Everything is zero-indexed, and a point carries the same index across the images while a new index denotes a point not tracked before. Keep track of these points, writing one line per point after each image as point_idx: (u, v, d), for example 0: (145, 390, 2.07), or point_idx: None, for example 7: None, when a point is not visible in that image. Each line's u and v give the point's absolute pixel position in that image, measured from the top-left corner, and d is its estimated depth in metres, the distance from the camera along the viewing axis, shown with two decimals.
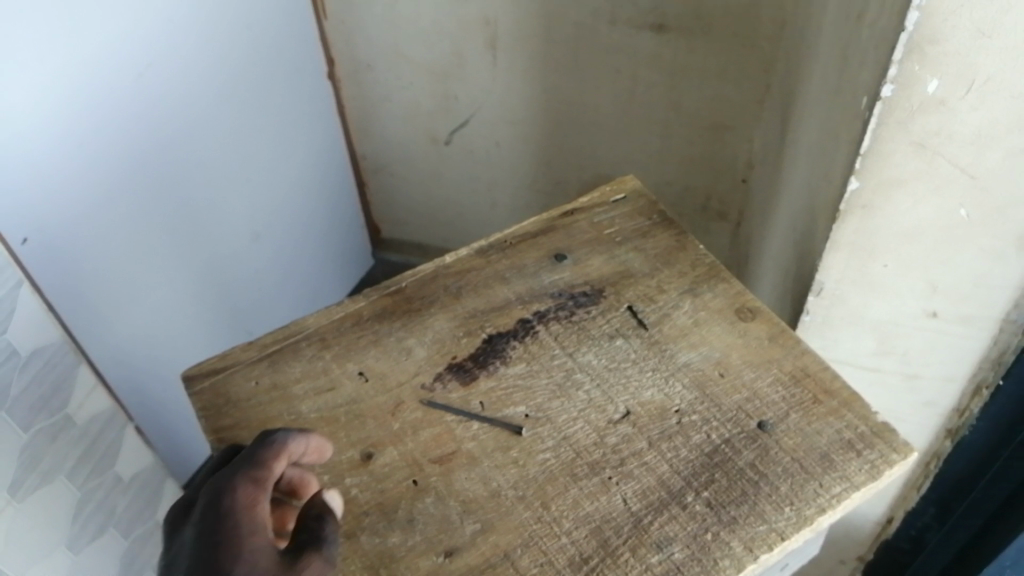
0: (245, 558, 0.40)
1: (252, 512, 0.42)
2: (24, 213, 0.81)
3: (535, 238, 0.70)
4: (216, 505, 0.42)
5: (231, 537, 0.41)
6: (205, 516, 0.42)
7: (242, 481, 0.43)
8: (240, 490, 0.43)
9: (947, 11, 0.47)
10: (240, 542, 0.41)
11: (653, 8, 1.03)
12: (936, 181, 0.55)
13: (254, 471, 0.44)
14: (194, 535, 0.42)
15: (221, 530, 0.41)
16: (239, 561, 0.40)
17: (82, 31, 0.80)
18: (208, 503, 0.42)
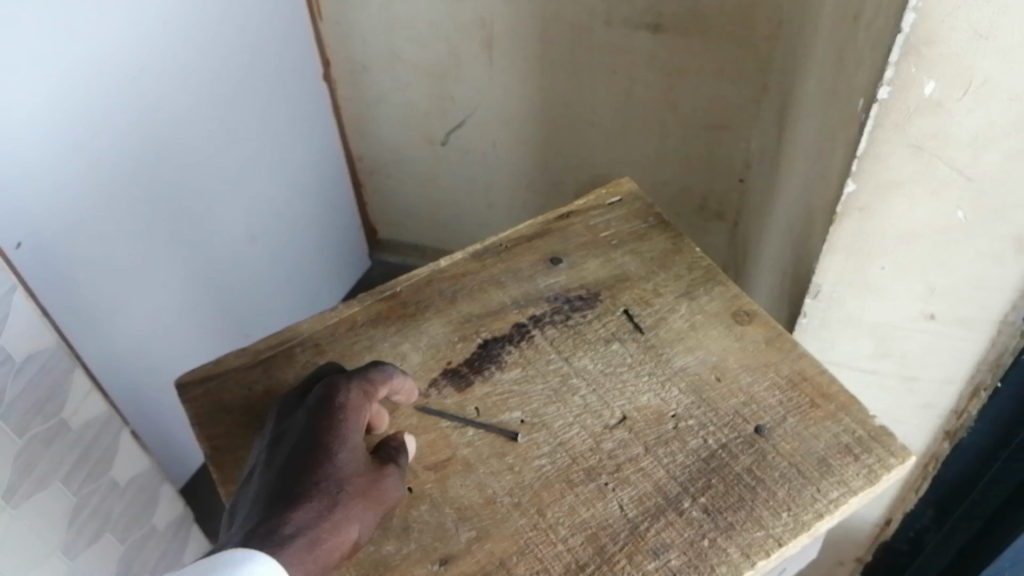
0: (337, 467, 0.47)
1: (359, 412, 0.50)
2: (17, 217, 0.80)
3: (531, 241, 0.70)
4: (331, 398, 0.50)
5: (337, 425, 0.49)
6: (319, 405, 0.50)
7: (357, 385, 0.52)
8: (353, 391, 0.51)
9: (944, 13, 0.47)
10: (345, 432, 0.49)
11: (649, 9, 1.03)
12: (933, 183, 0.55)
13: (366, 380, 0.52)
14: (306, 417, 0.50)
15: (331, 418, 0.49)
16: (340, 447, 0.48)
17: (75, 33, 0.80)
18: (326, 394, 0.51)
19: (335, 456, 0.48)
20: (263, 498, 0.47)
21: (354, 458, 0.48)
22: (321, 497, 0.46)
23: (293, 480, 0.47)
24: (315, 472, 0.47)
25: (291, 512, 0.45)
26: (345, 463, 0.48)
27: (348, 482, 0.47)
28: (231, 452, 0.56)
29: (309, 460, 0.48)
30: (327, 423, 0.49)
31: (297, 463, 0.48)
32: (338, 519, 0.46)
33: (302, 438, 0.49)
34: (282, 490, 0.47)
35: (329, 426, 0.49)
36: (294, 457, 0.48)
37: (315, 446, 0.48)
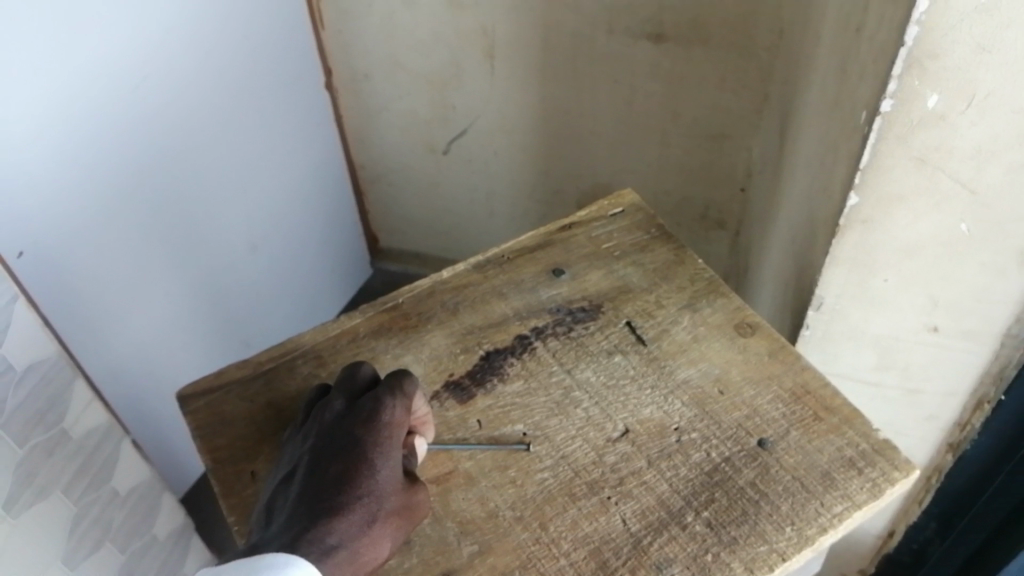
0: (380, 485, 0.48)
1: (401, 427, 0.51)
2: (19, 226, 0.80)
3: (533, 252, 0.69)
4: (375, 412, 0.51)
5: (380, 441, 0.49)
6: (364, 416, 0.50)
7: (400, 397, 0.52)
8: (396, 404, 0.51)
9: (946, 26, 0.47)
10: (388, 450, 0.49)
11: (651, 18, 1.03)
12: (936, 196, 0.55)
13: (406, 395, 0.52)
14: (348, 427, 0.50)
15: (375, 432, 0.50)
16: (383, 464, 0.49)
17: (77, 41, 0.80)
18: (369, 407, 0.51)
19: (376, 472, 0.48)
20: (302, 505, 0.47)
21: (394, 475, 0.49)
22: (363, 514, 0.47)
23: (336, 493, 0.47)
24: (358, 487, 0.47)
25: (335, 526, 0.45)
26: (386, 481, 0.48)
27: (388, 498, 0.48)
28: (232, 465, 0.56)
29: (353, 474, 0.48)
30: (370, 437, 0.49)
31: (339, 475, 0.48)
32: (378, 535, 0.47)
33: (344, 449, 0.49)
34: (323, 502, 0.47)
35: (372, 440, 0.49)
36: (337, 468, 0.48)
37: (358, 460, 0.48)
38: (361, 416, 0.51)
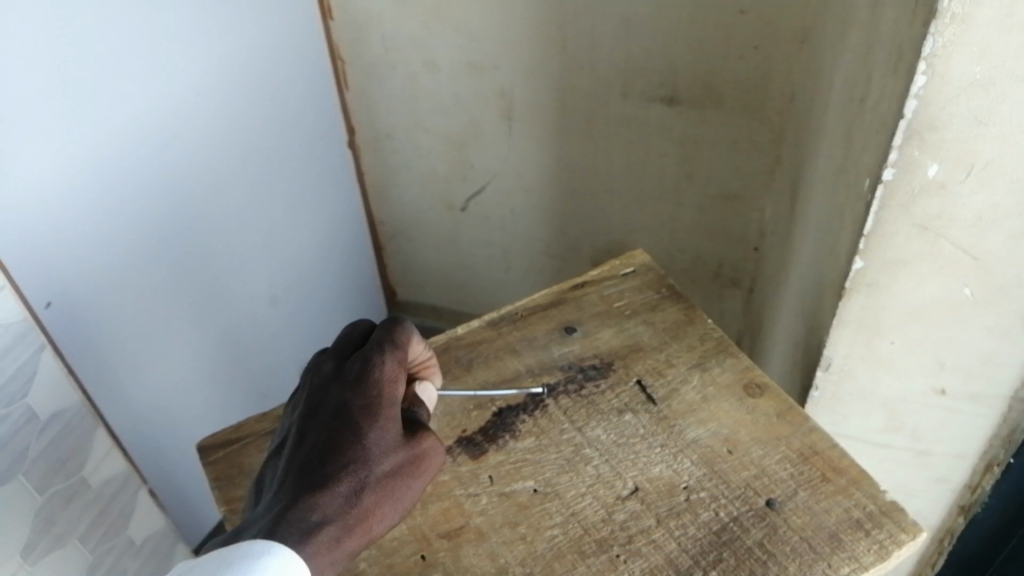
0: (371, 448, 0.50)
1: (390, 388, 0.53)
2: (50, 278, 0.82)
3: (546, 310, 0.71)
4: (363, 378, 0.53)
5: (368, 404, 0.52)
6: (354, 381, 0.53)
7: (389, 358, 0.55)
8: (383, 368, 0.54)
9: (944, 99, 0.49)
10: (378, 412, 0.52)
11: (664, 82, 1.06)
12: (939, 262, 0.56)
13: (396, 354, 0.55)
14: (338, 394, 0.53)
15: (363, 395, 0.52)
16: (372, 427, 0.51)
17: (109, 101, 0.83)
18: (358, 372, 0.54)
19: (366, 435, 0.50)
20: (292, 478, 0.49)
21: (386, 438, 0.51)
22: (352, 481, 0.49)
23: (324, 461, 0.49)
24: (347, 452, 0.50)
25: (321, 496, 0.48)
26: (377, 443, 0.50)
27: (381, 461, 0.50)
28: None
29: (341, 441, 0.50)
30: (358, 402, 0.52)
31: (328, 442, 0.50)
32: (371, 496, 0.49)
33: (333, 417, 0.52)
34: (312, 470, 0.49)
35: (359, 404, 0.52)
36: (326, 434, 0.51)
37: (347, 426, 0.51)
38: (348, 383, 0.53)
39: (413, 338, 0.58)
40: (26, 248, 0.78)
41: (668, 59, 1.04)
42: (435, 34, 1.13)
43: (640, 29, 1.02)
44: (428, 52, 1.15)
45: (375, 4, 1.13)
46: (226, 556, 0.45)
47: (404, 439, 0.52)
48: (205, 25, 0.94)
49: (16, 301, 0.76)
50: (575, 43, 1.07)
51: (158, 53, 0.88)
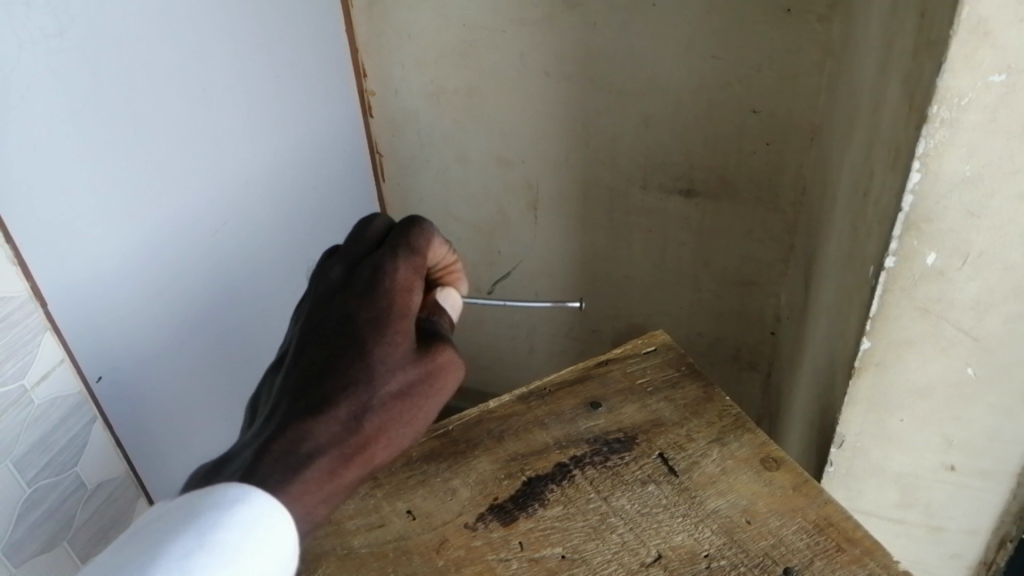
0: (375, 367, 0.53)
1: (400, 300, 0.56)
2: (104, 353, 0.86)
3: (572, 386, 0.75)
4: (372, 290, 0.56)
5: (375, 324, 0.54)
6: (364, 296, 0.56)
7: (401, 265, 0.57)
8: (394, 276, 0.56)
9: (938, 195, 0.54)
10: (385, 330, 0.54)
11: (682, 175, 1.12)
12: (942, 343, 0.60)
13: (409, 268, 0.57)
14: (345, 307, 0.56)
15: (371, 314, 0.55)
16: (378, 349, 0.53)
17: (170, 189, 0.89)
18: (368, 282, 0.56)
19: (370, 356, 0.53)
20: (295, 392, 0.53)
21: (391, 358, 0.54)
22: (354, 404, 0.52)
23: (329, 374, 0.53)
24: (352, 368, 0.53)
25: (323, 417, 0.51)
26: (381, 363, 0.53)
27: (385, 381, 0.53)
28: None
29: (347, 360, 0.53)
30: (365, 316, 0.55)
31: (334, 357, 0.53)
32: (376, 417, 0.52)
33: (340, 331, 0.54)
34: (316, 385, 0.52)
35: (367, 318, 0.55)
36: (332, 347, 0.54)
37: (355, 340, 0.54)
38: (356, 293, 0.56)
39: (433, 242, 0.59)
40: (86, 325, 0.83)
41: (686, 154, 1.10)
42: (468, 130, 1.21)
43: (660, 127, 1.09)
44: (459, 146, 1.23)
45: (411, 103, 1.22)
46: (197, 510, 0.48)
47: (414, 355, 0.55)
48: (259, 121, 1.02)
49: (74, 377, 0.82)
50: (598, 139, 1.14)
51: (214, 144, 0.94)
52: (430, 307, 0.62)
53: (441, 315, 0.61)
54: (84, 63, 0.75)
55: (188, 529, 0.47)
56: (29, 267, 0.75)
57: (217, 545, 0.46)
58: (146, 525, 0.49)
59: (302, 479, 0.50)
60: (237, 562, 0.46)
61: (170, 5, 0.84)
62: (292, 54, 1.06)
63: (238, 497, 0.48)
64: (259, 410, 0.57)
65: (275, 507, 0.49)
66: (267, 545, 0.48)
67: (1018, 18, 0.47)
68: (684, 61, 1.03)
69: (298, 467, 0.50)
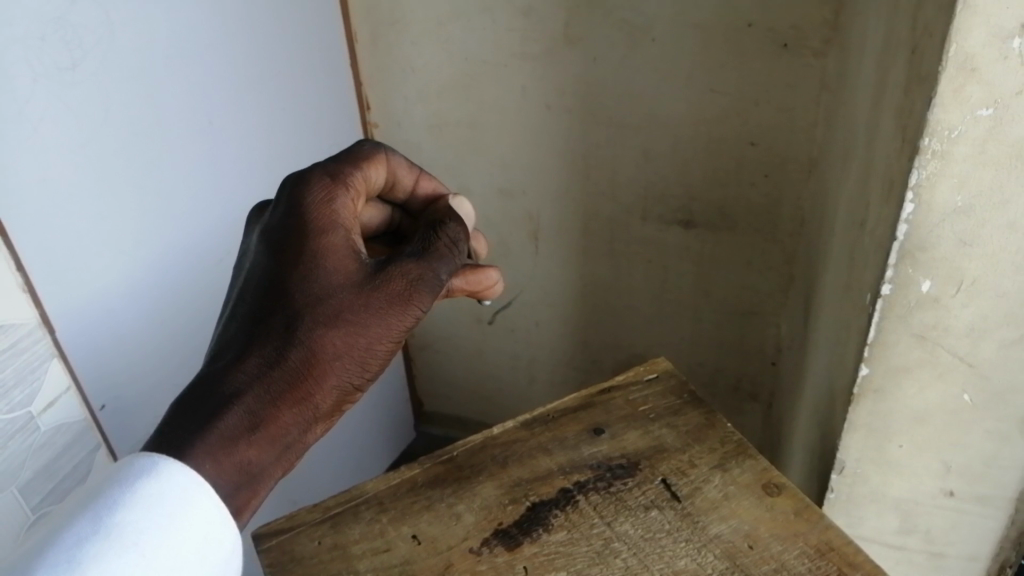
0: (304, 301, 0.51)
1: (322, 217, 0.53)
2: (109, 380, 0.86)
3: (575, 413, 0.77)
4: (290, 213, 0.54)
5: (297, 257, 0.52)
6: (283, 231, 0.53)
7: (321, 182, 0.55)
8: (316, 193, 0.54)
9: (932, 223, 0.55)
10: (306, 259, 0.52)
11: (682, 206, 1.14)
12: (938, 368, 0.61)
13: (325, 193, 0.55)
14: (263, 246, 0.54)
15: (291, 247, 0.52)
16: (305, 282, 0.51)
17: (175, 218, 0.91)
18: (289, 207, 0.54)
19: (295, 293, 0.51)
20: (219, 343, 0.51)
21: (321, 291, 0.51)
22: (280, 344, 0.50)
23: (249, 314, 0.51)
24: (274, 300, 0.51)
25: (245, 360, 0.49)
26: (309, 297, 0.51)
27: (315, 314, 0.51)
28: None
29: (271, 302, 0.51)
30: (285, 251, 0.52)
31: (255, 295, 0.52)
32: (306, 351, 0.50)
33: (261, 266, 0.53)
34: (239, 328, 0.51)
35: (288, 252, 0.52)
36: (255, 286, 0.52)
37: (274, 271, 0.52)
38: (275, 223, 0.54)
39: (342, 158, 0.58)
40: (93, 354, 0.83)
41: (685, 186, 1.12)
42: (471, 162, 1.23)
43: (660, 160, 1.12)
44: (462, 177, 1.25)
45: (414, 135, 1.24)
46: (98, 493, 0.45)
47: (348, 271, 0.52)
48: (263, 154, 1.04)
49: (80, 405, 0.82)
50: (598, 171, 1.16)
51: (220, 175, 0.96)
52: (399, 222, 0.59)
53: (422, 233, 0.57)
54: (97, 98, 0.77)
55: (83, 513, 0.44)
56: (39, 296, 0.75)
57: (116, 527, 0.44)
58: (49, 517, 0.46)
59: (221, 423, 0.48)
60: (145, 544, 0.44)
61: (179, 39, 0.86)
62: (299, 89, 1.08)
63: (145, 472, 0.46)
64: None
65: (190, 469, 0.46)
66: (181, 520, 0.45)
67: (1002, 56, 0.49)
68: (682, 95, 1.05)
69: (216, 413, 0.48)
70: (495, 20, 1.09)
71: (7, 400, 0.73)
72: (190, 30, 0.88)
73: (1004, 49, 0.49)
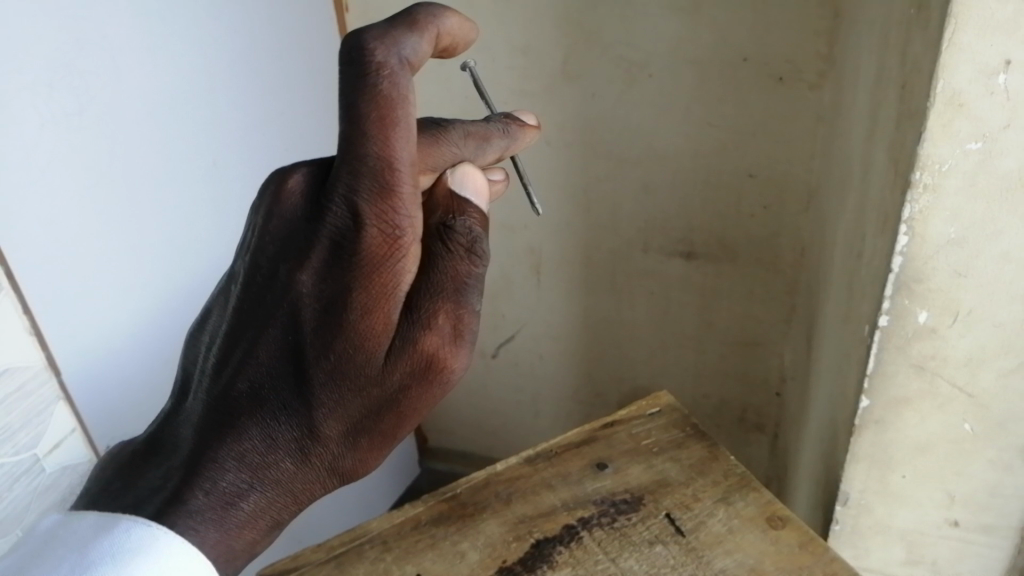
0: (331, 400, 0.46)
1: (363, 293, 0.43)
2: (115, 422, 0.87)
3: (578, 447, 0.77)
4: (326, 272, 0.44)
5: (335, 347, 0.45)
6: (322, 287, 0.44)
7: (369, 226, 0.42)
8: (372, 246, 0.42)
9: (925, 255, 0.56)
10: (343, 358, 0.45)
11: (683, 238, 1.15)
12: (938, 399, 0.61)
13: (381, 246, 0.42)
14: (297, 289, 0.44)
15: (332, 326, 0.44)
16: (336, 381, 0.46)
17: (179, 259, 0.92)
18: (326, 255, 0.44)
19: (324, 395, 0.46)
20: (239, 413, 0.48)
21: (349, 396, 0.46)
22: (299, 444, 0.48)
23: (273, 395, 0.47)
24: (305, 394, 0.46)
25: (266, 455, 0.48)
26: (338, 401, 0.46)
27: (338, 421, 0.47)
28: None
29: (300, 393, 0.46)
30: (322, 330, 0.44)
31: (281, 374, 0.46)
32: (324, 451, 0.49)
33: (289, 332, 0.45)
34: (261, 406, 0.47)
35: (325, 332, 0.44)
36: (281, 360, 0.46)
37: (302, 350, 0.45)
38: (317, 265, 0.44)
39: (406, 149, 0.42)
40: (98, 397, 0.84)
41: (685, 218, 1.13)
42: None
43: (660, 193, 1.13)
44: None
45: None
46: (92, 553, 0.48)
47: (387, 367, 0.46)
48: None
49: (86, 446, 0.82)
50: (599, 205, 1.17)
51: (223, 215, 0.98)
52: (446, 206, 0.48)
53: (459, 252, 0.46)
54: (103, 143, 0.79)
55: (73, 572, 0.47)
56: (45, 338, 0.76)
57: None
58: (47, 539, 0.50)
59: (233, 509, 0.50)
60: None
61: (184, 83, 0.88)
62: (300, 129, 1.10)
63: (140, 546, 0.48)
64: (207, 360, 0.50)
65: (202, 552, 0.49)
66: None
67: (988, 92, 0.50)
68: (680, 129, 1.07)
69: (230, 499, 0.49)
70: (494, 58, 1.11)
71: (13, 444, 0.74)
72: (194, 74, 0.89)
73: (990, 84, 0.50)
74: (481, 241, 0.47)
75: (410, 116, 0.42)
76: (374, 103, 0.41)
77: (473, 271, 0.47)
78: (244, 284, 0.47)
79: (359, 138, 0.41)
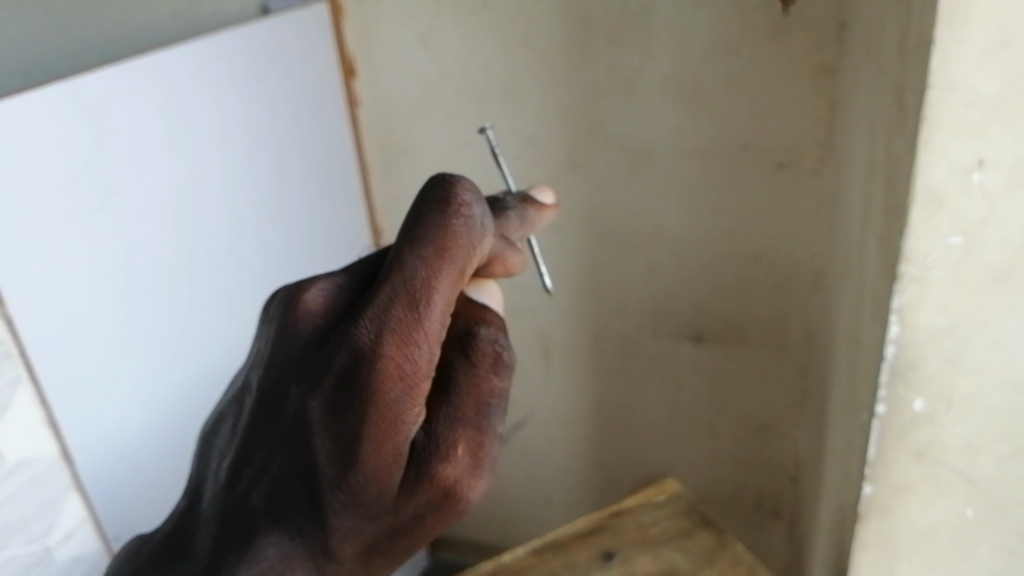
0: (346, 523, 0.47)
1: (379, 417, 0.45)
2: (127, 513, 0.88)
3: (587, 537, 0.78)
4: (339, 396, 0.45)
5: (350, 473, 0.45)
6: (338, 410, 0.45)
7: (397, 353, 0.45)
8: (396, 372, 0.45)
9: (918, 344, 0.58)
10: (358, 484, 0.45)
11: (690, 322, 1.17)
12: (940, 486, 0.62)
13: (408, 372, 0.45)
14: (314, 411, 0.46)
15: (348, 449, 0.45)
16: (352, 505, 0.46)
17: (189, 350, 0.93)
18: (340, 381, 0.46)
19: (339, 517, 0.46)
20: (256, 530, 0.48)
21: (363, 520, 0.47)
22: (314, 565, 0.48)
23: (288, 514, 0.48)
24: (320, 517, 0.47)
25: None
26: (353, 523, 0.47)
27: (354, 541, 0.48)
28: None
29: (315, 514, 0.47)
30: (337, 454, 0.45)
31: (294, 495, 0.47)
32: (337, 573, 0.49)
33: (304, 454, 0.47)
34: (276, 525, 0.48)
35: (338, 456, 0.45)
36: (296, 480, 0.47)
37: (315, 472, 0.46)
38: (332, 390, 0.46)
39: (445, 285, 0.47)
40: (109, 486, 0.85)
41: (691, 304, 1.16)
42: None
43: (665, 276, 1.15)
44: None
45: None
46: None
47: (403, 492, 0.46)
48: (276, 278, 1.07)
49: (96, 536, 0.83)
50: (605, 291, 1.20)
51: (235, 307, 1.00)
52: (468, 313, 0.53)
53: (485, 365, 0.49)
54: (121, 237, 0.82)
55: None
56: (59, 430, 0.78)
57: None
58: None
59: None
60: None
61: (201, 180, 0.92)
62: (311, 223, 1.14)
63: None
64: (224, 474, 0.52)
65: None
66: None
67: (965, 188, 0.53)
68: (682, 215, 1.10)
69: None
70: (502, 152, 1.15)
71: (25, 533, 0.76)
72: (211, 172, 0.93)
73: (966, 182, 0.52)
74: (506, 356, 0.50)
75: (456, 259, 0.48)
76: (429, 244, 0.47)
77: (498, 388, 0.50)
78: (261, 406, 0.50)
79: (411, 270, 0.46)
